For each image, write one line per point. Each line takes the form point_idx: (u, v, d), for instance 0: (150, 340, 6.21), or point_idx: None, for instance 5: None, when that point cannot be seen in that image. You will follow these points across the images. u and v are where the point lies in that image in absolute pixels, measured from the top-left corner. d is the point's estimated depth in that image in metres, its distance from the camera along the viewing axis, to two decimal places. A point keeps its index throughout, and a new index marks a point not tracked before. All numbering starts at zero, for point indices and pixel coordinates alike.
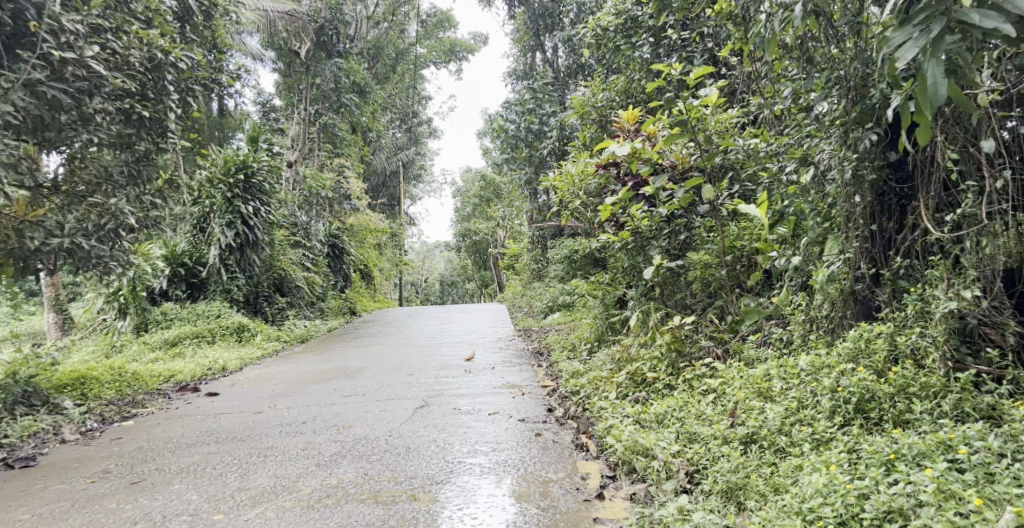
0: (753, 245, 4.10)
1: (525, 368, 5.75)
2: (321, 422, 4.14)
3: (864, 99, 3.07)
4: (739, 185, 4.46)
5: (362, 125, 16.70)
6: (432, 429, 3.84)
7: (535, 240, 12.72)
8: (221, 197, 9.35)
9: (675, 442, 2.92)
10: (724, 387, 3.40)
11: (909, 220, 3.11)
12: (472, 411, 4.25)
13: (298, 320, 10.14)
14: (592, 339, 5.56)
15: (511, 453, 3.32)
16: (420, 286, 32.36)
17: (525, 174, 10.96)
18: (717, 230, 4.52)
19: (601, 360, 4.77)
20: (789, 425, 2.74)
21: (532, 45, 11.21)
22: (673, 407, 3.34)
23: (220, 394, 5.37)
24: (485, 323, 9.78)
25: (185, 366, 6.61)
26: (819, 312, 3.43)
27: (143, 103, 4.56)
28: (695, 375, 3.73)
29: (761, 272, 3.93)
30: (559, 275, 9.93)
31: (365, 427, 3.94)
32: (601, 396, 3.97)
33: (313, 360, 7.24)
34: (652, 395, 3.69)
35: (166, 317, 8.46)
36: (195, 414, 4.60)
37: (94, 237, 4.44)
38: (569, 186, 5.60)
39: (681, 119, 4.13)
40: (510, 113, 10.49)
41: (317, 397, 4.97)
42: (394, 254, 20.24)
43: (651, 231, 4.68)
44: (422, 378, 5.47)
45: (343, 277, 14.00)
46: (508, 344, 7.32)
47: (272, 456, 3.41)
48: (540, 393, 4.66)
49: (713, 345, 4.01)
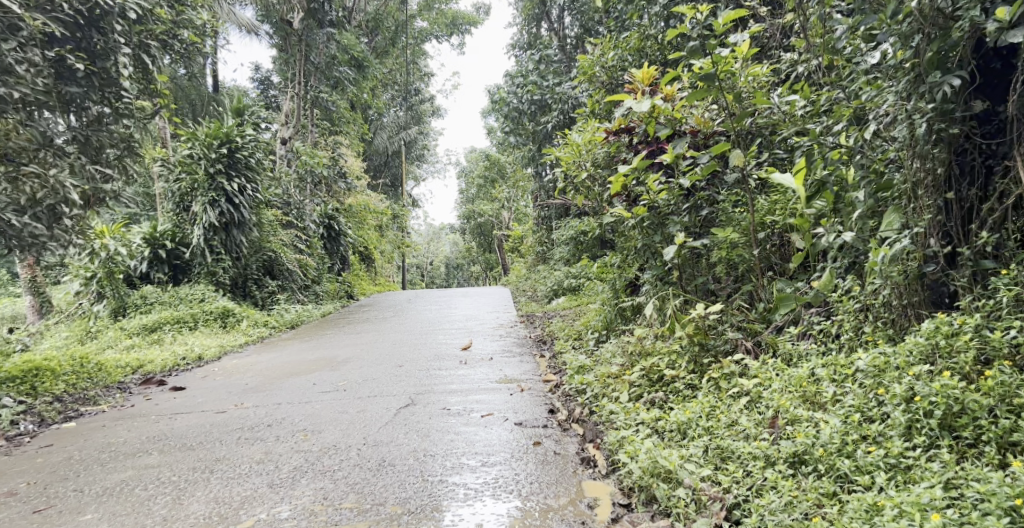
0: (789, 220, 3.52)
1: (527, 359, 5.19)
2: (288, 425, 3.61)
3: (944, 36, 2.46)
4: (771, 152, 3.85)
5: (360, 101, 16.10)
6: (413, 436, 3.30)
7: (540, 219, 12.14)
8: (203, 173, 8.76)
9: (705, 464, 2.34)
10: (759, 389, 2.80)
11: (998, 187, 2.50)
12: (462, 412, 3.70)
13: (290, 304, 9.59)
14: (600, 327, 5.01)
15: (501, 470, 2.78)
16: (424, 269, 31.84)
17: (529, 150, 10.37)
18: (745, 204, 3.93)
19: (611, 355, 4.18)
20: (852, 443, 2.15)
21: (537, 13, 10.53)
22: (698, 415, 2.77)
23: (186, 388, 4.81)
24: (486, 308, 9.23)
25: (158, 355, 6.09)
26: (876, 299, 2.82)
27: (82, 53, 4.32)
28: (724, 374, 3.14)
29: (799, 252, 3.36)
30: (566, 257, 9.36)
31: (337, 433, 3.41)
32: (611, 397, 3.41)
33: (299, 348, 6.69)
34: (671, 399, 3.12)
35: (145, 302, 7.96)
36: (149, 413, 4.05)
37: (29, 214, 4.04)
38: (577, 156, 4.99)
39: (708, 71, 3.52)
40: (511, 86, 9.90)
41: (292, 393, 4.42)
42: (397, 236, 19.60)
43: (669, 205, 4.09)
44: (411, 370, 4.93)
45: (341, 260, 13.43)
46: (509, 332, 6.76)
47: (218, 471, 2.88)
48: (542, 390, 4.10)
49: (741, 337, 3.41)
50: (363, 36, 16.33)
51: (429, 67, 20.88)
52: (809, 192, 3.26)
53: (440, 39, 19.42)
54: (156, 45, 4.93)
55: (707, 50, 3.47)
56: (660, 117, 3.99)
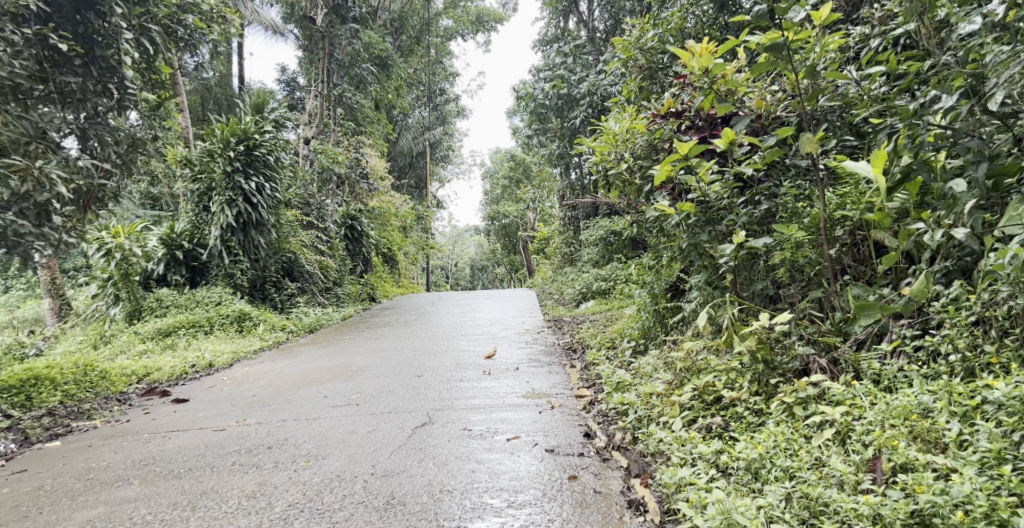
0: (868, 215, 3.07)
1: (557, 369, 4.71)
2: (290, 448, 3.19)
3: None
4: (841, 137, 3.47)
5: (385, 101, 15.80)
6: (428, 465, 2.88)
7: (568, 219, 11.68)
8: (221, 172, 8.46)
9: (794, 521, 1.96)
10: (848, 420, 2.32)
11: None
12: (485, 434, 3.25)
13: (310, 307, 9.23)
14: (637, 336, 4.54)
15: (532, 515, 2.37)
16: (448, 271, 31.54)
17: (557, 147, 9.94)
18: (812, 197, 3.48)
19: (657, 370, 3.67)
20: (1005, 507, 1.78)
21: (565, 6, 10.11)
22: (774, 451, 2.32)
23: (189, 400, 4.39)
24: (512, 311, 8.75)
25: (167, 363, 5.71)
26: (999, 311, 2.40)
27: (70, 35, 3.94)
28: (799, 399, 2.64)
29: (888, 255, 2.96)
30: (595, 259, 8.88)
31: (342, 459, 2.99)
32: (658, 422, 2.96)
33: (315, 355, 6.26)
34: (735, 427, 2.69)
35: (161, 305, 7.65)
36: (142, 429, 3.66)
37: (12, 210, 3.67)
38: (614, 147, 4.54)
39: (776, 38, 3.24)
40: (538, 80, 9.48)
41: (299, 408, 3.99)
42: (422, 237, 19.21)
43: (723, 199, 3.68)
44: (431, 383, 4.47)
45: (364, 261, 13.05)
46: (536, 338, 6.29)
47: (203, 508, 2.51)
48: (575, 407, 3.63)
49: (814, 353, 2.88)
50: (387, 35, 16.06)
51: (454, 66, 20.56)
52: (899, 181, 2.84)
53: (465, 38, 19.11)
54: (159, 30, 4.52)
55: (776, 14, 3.16)
56: (720, 94, 3.71)
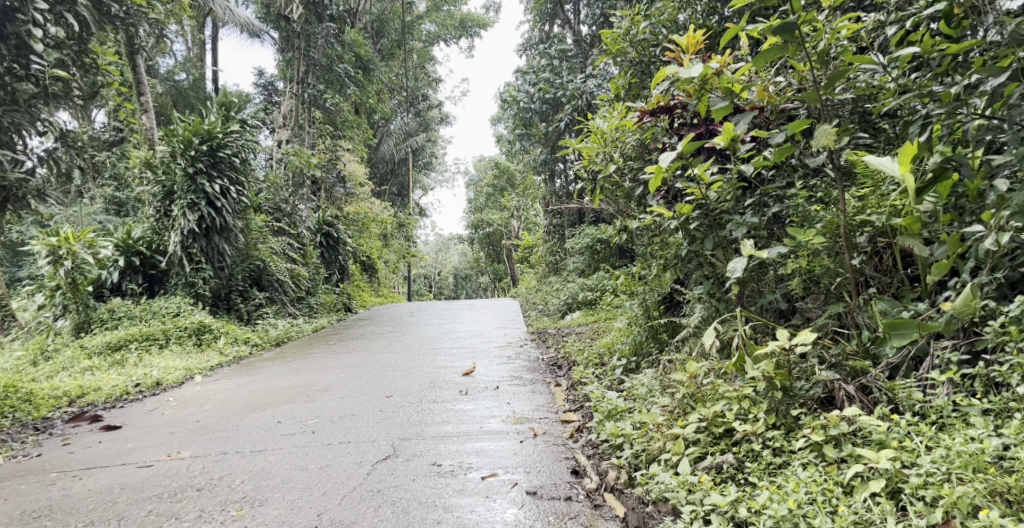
0: (899, 220, 2.66)
1: (539, 389, 4.23)
2: (224, 489, 2.71)
3: None
4: (857, 132, 3.07)
5: (365, 105, 15.34)
6: (385, 515, 2.42)
7: (552, 227, 11.21)
8: (182, 174, 7.91)
9: None
10: (898, 467, 2.05)
11: None
12: (457, 470, 2.78)
13: (279, 318, 8.67)
14: (627, 352, 4.08)
15: None
16: (432, 280, 31.05)
17: (541, 152, 9.52)
18: (829, 199, 3.05)
19: (653, 395, 3.20)
20: None
21: (551, 9, 9.74)
22: (808, 507, 2.02)
23: (122, 427, 3.86)
24: (494, 322, 8.28)
25: (108, 381, 5.16)
26: None
27: None
28: (829, 437, 2.27)
29: (939, 269, 2.53)
30: (581, 268, 8.46)
31: (282, 507, 2.51)
32: (657, 462, 2.51)
33: (277, 372, 5.71)
34: (754, 470, 2.28)
35: (113, 316, 7.11)
36: (54, 467, 3.13)
37: None
38: (601, 147, 4.05)
39: (785, 18, 2.73)
40: (522, 82, 9.05)
41: (244, 438, 3.48)
42: (403, 245, 18.64)
43: (726, 202, 3.24)
44: (398, 406, 3.96)
45: (341, 270, 12.47)
46: (519, 353, 5.82)
47: None
48: (561, 436, 3.15)
49: (839, 379, 2.47)
50: (367, 38, 15.62)
51: (437, 72, 20.07)
52: (926, 182, 2.49)
53: (448, 42, 18.74)
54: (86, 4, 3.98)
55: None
56: (715, 88, 3.25)
